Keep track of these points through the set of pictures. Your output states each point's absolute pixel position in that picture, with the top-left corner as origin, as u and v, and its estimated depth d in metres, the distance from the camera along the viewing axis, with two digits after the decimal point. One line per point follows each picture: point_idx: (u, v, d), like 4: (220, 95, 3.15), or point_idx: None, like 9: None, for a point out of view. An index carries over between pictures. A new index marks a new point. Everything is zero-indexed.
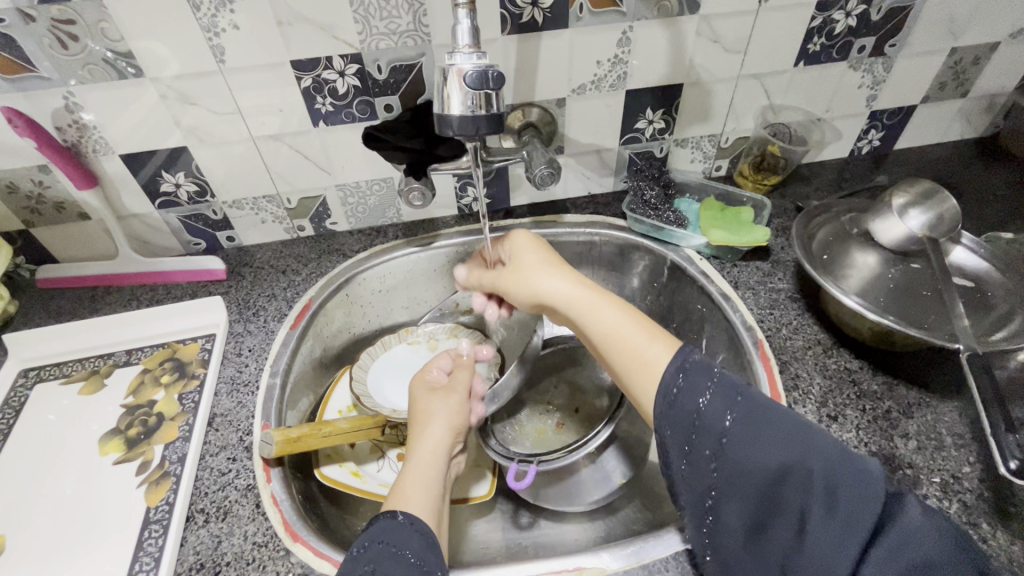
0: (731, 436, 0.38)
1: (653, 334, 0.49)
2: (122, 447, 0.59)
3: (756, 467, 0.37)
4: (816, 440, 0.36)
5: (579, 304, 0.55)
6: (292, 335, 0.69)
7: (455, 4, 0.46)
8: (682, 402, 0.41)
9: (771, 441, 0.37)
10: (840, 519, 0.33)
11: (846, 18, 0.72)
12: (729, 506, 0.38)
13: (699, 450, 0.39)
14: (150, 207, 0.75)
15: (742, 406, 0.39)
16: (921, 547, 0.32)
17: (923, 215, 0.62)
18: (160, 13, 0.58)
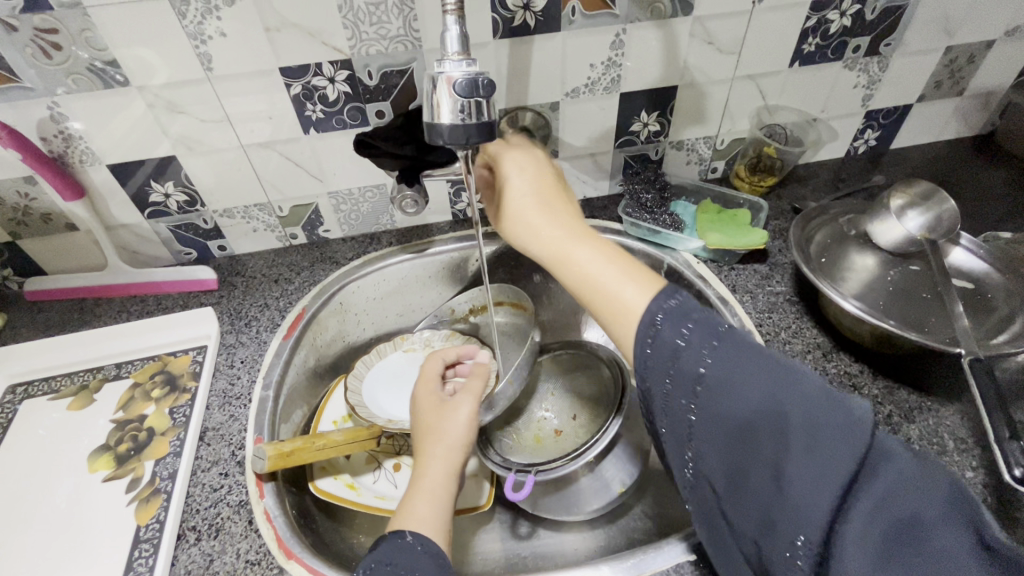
0: (704, 379, 0.38)
1: (631, 274, 0.48)
2: (111, 464, 0.58)
3: (732, 406, 0.36)
4: (795, 381, 0.35)
5: (562, 254, 0.54)
6: (285, 345, 0.68)
7: (444, 10, 0.45)
8: (664, 333, 0.41)
9: (749, 381, 0.36)
10: (815, 463, 0.31)
11: (840, 18, 0.71)
12: (708, 450, 0.37)
13: (679, 392, 0.39)
14: (139, 217, 0.74)
15: (718, 348, 0.38)
16: (909, 498, 0.29)
17: (921, 216, 0.63)
18: (146, 21, 0.57)
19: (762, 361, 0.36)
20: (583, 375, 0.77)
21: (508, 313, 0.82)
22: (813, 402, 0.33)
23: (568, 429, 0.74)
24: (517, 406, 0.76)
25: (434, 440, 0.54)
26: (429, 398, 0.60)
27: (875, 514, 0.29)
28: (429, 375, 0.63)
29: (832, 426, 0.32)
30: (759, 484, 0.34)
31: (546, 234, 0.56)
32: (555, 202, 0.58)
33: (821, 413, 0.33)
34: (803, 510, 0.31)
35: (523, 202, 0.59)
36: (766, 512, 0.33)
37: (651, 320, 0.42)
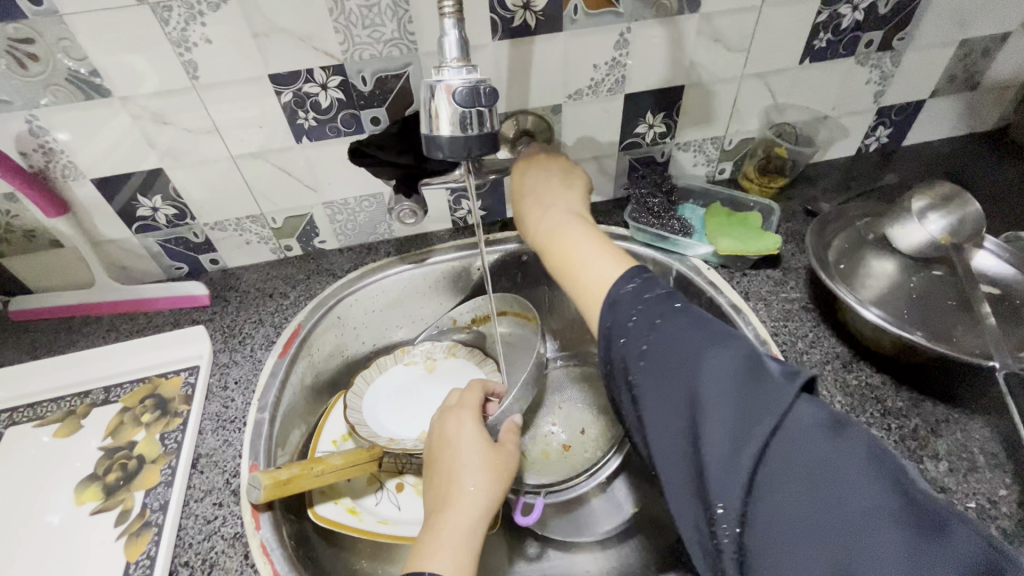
0: (646, 354, 0.41)
1: (603, 254, 0.52)
2: (100, 495, 0.55)
3: (675, 359, 0.40)
4: (722, 355, 0.38)
5: (552, 237, 0.57)
6: (280, 363, 0.66)
7: (441, 12, 0.42)
8: (626, 302, 0.46)
9: (688, 340, 0.40)
10: (732, 427, 0.34)
11: (852, 12, 0.68)
12: (649, 397, 0.40)
13: (633, 348, 0.43)
14: (127, 232, 0.71)
15: (662, 325, 0.42)
16: (814, 455, 0.32)
17: (943, 219, 0.60)
18: (127, 28, 0.54)
19: (697, 338, 0.40)
20: (590, 390, 0.75)
21: (512, 323, 0.79)
22: (735, 373, 0.36)
23: (577, 444, 0.70)
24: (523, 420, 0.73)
25: (475, 476, 0.50)
26: (471, 426, 0.55)
27: (782, 471, 0.32)
28: (473, 403, 0.59)
29: (751, 394, 0.35)
30: (687, 455, 0.36)
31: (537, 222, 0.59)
32: (559, 194, 0.61)
33: (741, 385, 0.36)
34: (724, 475, 0.33)
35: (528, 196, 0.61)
36: (693, 484, 0.35)
37: (613, 297, 0.47)
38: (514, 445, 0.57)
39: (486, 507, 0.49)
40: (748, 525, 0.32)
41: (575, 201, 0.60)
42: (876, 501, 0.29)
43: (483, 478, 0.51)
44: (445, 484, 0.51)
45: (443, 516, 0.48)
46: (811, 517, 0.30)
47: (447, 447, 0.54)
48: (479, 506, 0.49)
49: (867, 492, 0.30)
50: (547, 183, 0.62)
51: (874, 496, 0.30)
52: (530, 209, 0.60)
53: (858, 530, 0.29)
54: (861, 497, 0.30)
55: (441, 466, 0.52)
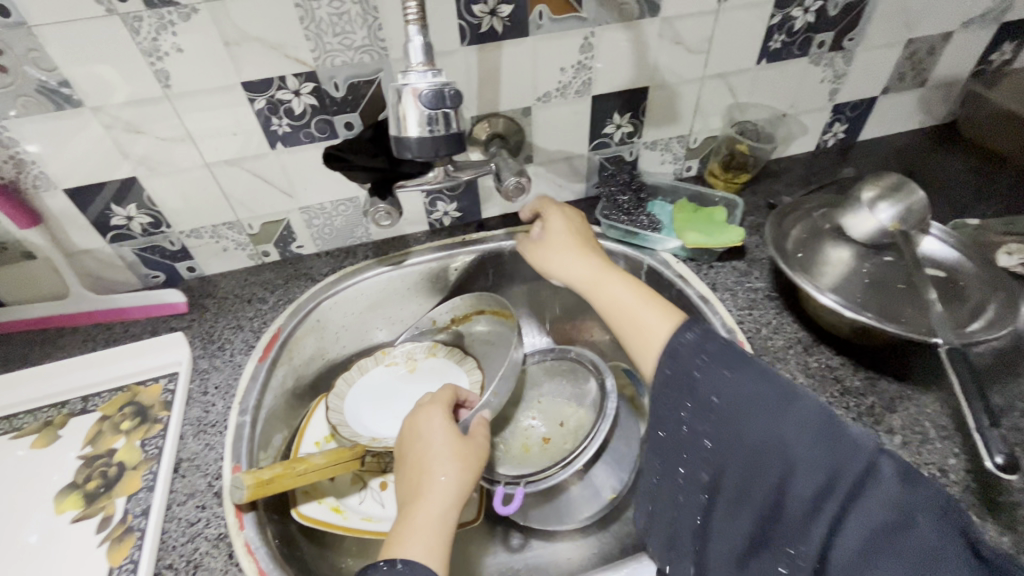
0: (715, 409, 0.41)
1: (653, 301, 0.53)
2: (80, 503, 0.55)
3: (744, 419, 0.39)
4: (801, 411, 0.37)
5: (594, 280, 0.61)
6: (261, 367, 0.66)
7: (406, 19, 0.43)
8: (685, 353, 0.44)
9: (755, 399, 0.39)
10: (811, 489, 0.35)
11: (804, 14, 0.72)
12: (721, 455, 0.40)
13: (698, 402, 0.42)
14: (101, 242, 0.71)
15: (728, 376, 0.41)
16: (896, 508, 0.33)
17: (893, 207, 0.63)
18: (98, 38, 0.55)
19: (768, 391, 0.39)
20: (567, 382, 0.76)
21: (491, 321, 0.81)
22: (814, 431, 0.36)
23: (557, 437, 0.72)
24: (504, 415, 0.75)
25: (446, 466, 0.53)
26: (441, 420, 0.57)
27: (863, 525, 0.33)
28: (444, 400, 0.61)
29: (833, 452, 0.35)
30: (765, 508, 0.37)
31: (574, 266, 0.64)
32: (588, 247, 0.66)
33: (821, 443, 0.36)
34: (807, 533, 0.35)
35: (559, 241, 0.67)
36: (770, 536, 0.37)
37: (671, 347, 0.45)
38: (485, 438, 0.59)
39: (457, 497, 0.51)
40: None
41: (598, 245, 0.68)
42: (954, 554, 0.31)
43: (454, 468, 0.53)
44: (416, 476, 0.52)
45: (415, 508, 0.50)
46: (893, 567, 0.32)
47: (418, 441, 0.56)
48: (450, 495, 0.51)
49: (942, 543, 0.32)
50: (573, 229, 0.69)
51: (950, 548, 0.32)
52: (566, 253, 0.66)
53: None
54: (939, 549, 0.32)
55: (413, 461, 0.54)
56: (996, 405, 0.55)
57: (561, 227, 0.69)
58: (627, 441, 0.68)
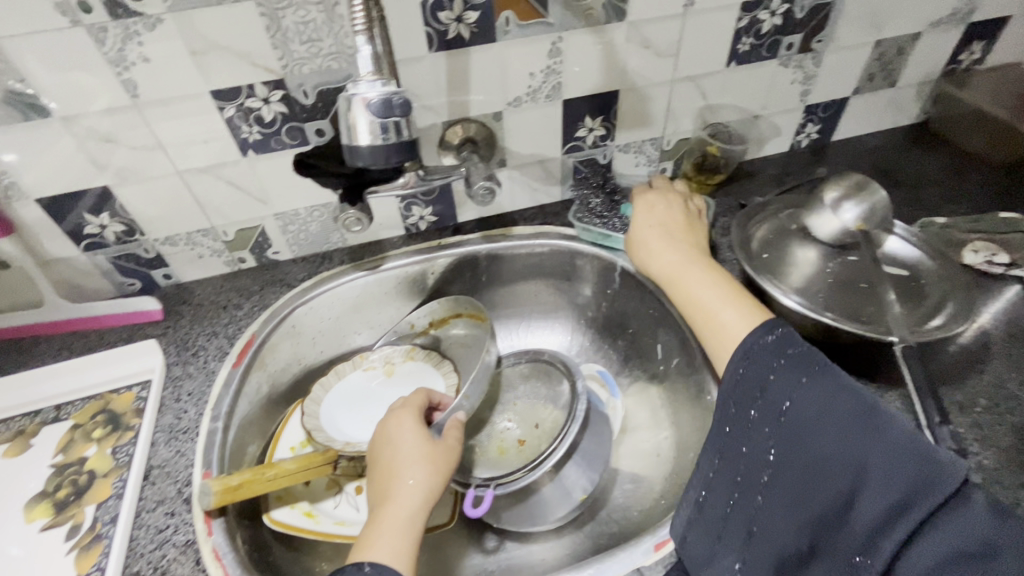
0: (789, 414, 0.45)
1: (733, 304, 0.57)
2: (50, 511, 0.55)
3: (820, 424, 0.43)
4: (878, 427, 0.40)
5: (680, 275, 0.62)
6: (234, 373, 0.67)
7: (353, 29, 0.44)
8: (761, 354, 0.49)
9: (836, 410, 0.42)
10: (884, 497, 0.37)
11: (771, 17, 0.73)
12: (792, 455, 0.44)
13: (777, 403, 0.46)
14: (75, 251, 0.71)
15: (806, 385, 0.45)
16: (979, 534, 0.34)
17: (857, 207, 0.63)
18: (64, 49, 0.55)
19: (850, 406, 0.42)
20: (542, 383, 0.77)
21: (468, 324, 0.82)
22: (890, 447, 0.39)
23: (532, 439, 0.72)
24: (481, 417, 0.76)
25: (413, 469, 0.53)
26: (411, 424, 0.57)
27: (932, 540, 0.35)
28: (416, 404, 0.61)
29: (907, 467, 0.38)
30: (829, 513, 0.40)
31: (662, 258, 0.64)
32: (689, 244, 0.65)
33: (893, 458, 0.38)
34: (871, 536, 0.37)
35: (650, 231, 0.67)
36: (827, 536, 0.40)
37: (747, 346, 0.50)
38: (458, 439, 0.59)
39: (426, 499, 0.52)
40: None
41: (698, 240, 0.66)
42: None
43: (422, 472, 0.53)
44: (385, 481, 0.53)
45: (386, 508, 0.50)
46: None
47: (389, 445, 0.56)
48: (417, 499, 0.51)
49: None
50: (664, 219, 0.68)
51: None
52: (653, 245, 0.66)
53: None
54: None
55: (382, 466, 0.55)
56: (957, 402, 0.56)
57: (660, 215, 0.68)
58: (599, 442, 0.68)
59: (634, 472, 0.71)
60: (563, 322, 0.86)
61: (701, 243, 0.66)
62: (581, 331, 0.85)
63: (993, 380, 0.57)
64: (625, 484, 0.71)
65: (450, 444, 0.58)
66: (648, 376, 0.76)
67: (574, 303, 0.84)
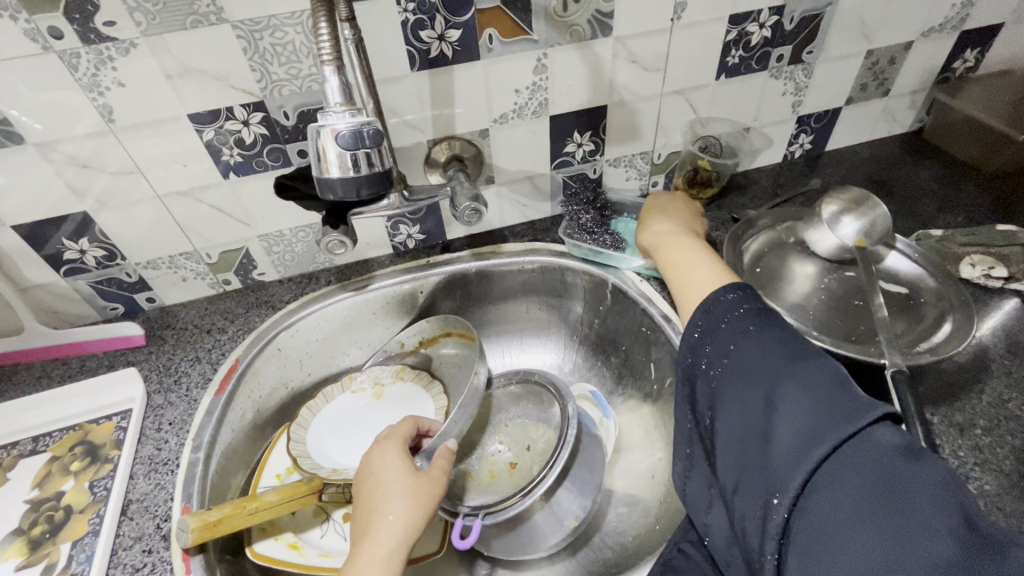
0: (731, 357, 0.49)
1: (706, 265, 0.60)
2: (24, 550, 0.54)
3: (756, 365, 0.46)
4: (810, 369, 0.44)
5: (666, 241, 0.66)
6: (216, 402, 0.65)
7: (321, 59, 0.44)
8: (722, 308, 0.52)
9: (771, 354, 0.46)
10: (802, 427, 0.41)
11: (760, 29, 0.72)
12: (729, 389, 0.47)
13: (723, 348, 0.50)
14: (54, 277, 0.70)
15: (752, 333, 0.49)
16: (884, 469, 0.37)
17: (857, 221, 0.62)
18: (35, 76, 0.54)
19: (784, 351, 0.46)
20: (533, 404, 0.75)
21: (458, 343, 0.80)
22: (816, 388, 0.42)
23: (523, 462, 0.70)
24: (471, 440, 0.74)
25: (395, 504, 0.52)
26: (396, 455, 0.56)
27: (846, 476, 0.37)
28: (401, 435, 0.59)
29: (829, 404, 0.41)
30: (754, 448, 0.43)
31: (655, 230, 0.69)
32: (686, 225, 0.69)
33: (817, 395, 0.42)
34: (791, 464, 0.40)
35: (655, 213, 0.72)
36: (753, 465, 0.43)
37: (710, 301, 0.53)
38: (444, 469, 0.57)
39: (407, 534, 0.50)
40: (804, 504, 0.39)
41: (695, 224, 0.70)
42: (941, 520, 0.34)
43: (404, 506, 0.52)
44: (366, 515, 0.52)
45: (365, 542, 0.50)
46: (872, 517, 0.35)
47: (371, 477, 0.55)
48: (396, 533, 0.50)
49: (934, 512, 0.34)
50: (673, 207, 0.73)
51: (941, 516, 0.34)
52: (654, 221, 0.70)
53: (911, 538, 0.34)
54: (930, 517, 0.34)
55: (365, 499, 0.53)
56: (956, 423, 0.54)
57: (665, 204, 0.73)
58: (591, 467, 0.66)
59: (628, 494, 0.70)
60: (555, 340, 0.84)
61: (697, 228, 0.70)
62: (573, 348, 0.83)
63: (993, 400, 0.56)
64: (620, 507, 0.69)
65: (439, 476, 0.56)
66: (641, 395, 0.75)
67: (565, 319, 0.83)
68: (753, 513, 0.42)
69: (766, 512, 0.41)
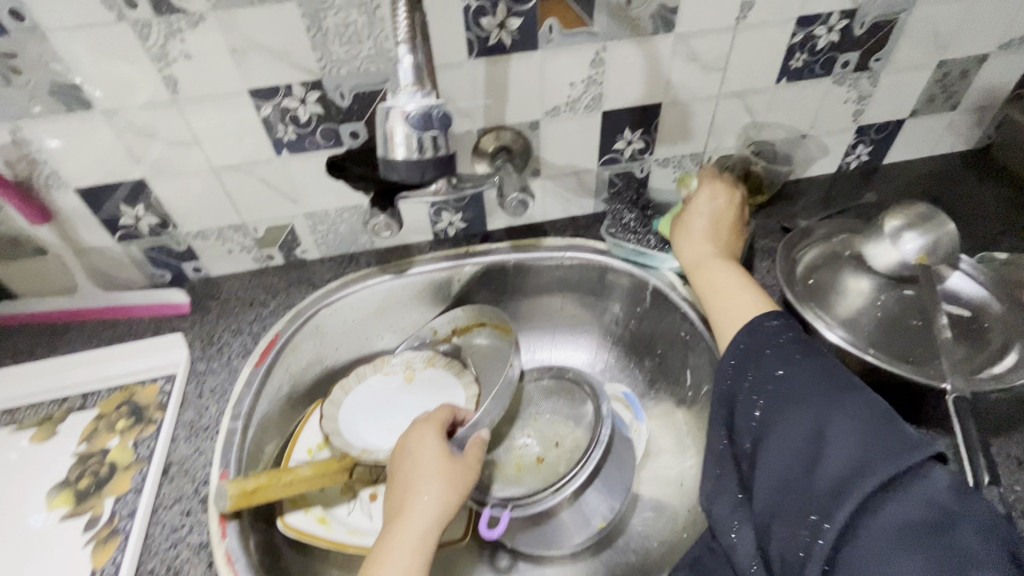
0: (777, 382, 0.47)
1: (750, 290, 0.59)
2: (71, 501, 0.56)
3: (804, 392, 0.45)
4: (859, 400, 0.43)
5: (707, 261, 0.64)
6: (256, 373, 0.66)
7: (398, 39, 0.44)
8: (765, 333, 0.51)
9: (820, 384, 0.45)
10: (851, 453, 0.40)
11: (828, 33, 0.69)
12: (774, 413, 0.46)
13: (769, 371, 0.48)
14: (110, 241, 0.72)
15: (798, 362, 0.48)
16: (932, 496, 0.37)
17: (920, 238, 0.58)
18: (107, 43, 0.56)
19: (831, 379, 0.45)
20: (563, 401, 0.75)
21: (491, 334, 0.80)
22: (867, 418, 0.41)
23: (551, 458, 0.71)
24: (499, 431, 0.74)
25: (429, 485, 0.52)
26: (433, 440, 0.56)
27: (897, 505, 0.37)
28: (438, 420, 0.60)
29: (879, 433, 0.40)
30: (800, 473, 0.42)
31: (696, 245, 0.66)
32: (728, 243, 0.66)
33: (868, 425, 0.41)
34: (839, 489, 0.39)
35: (701, 220, 0.68)
36: (796, 487, 0.41)
37: (753, 325, 0.52)
38: (477, 456, 0.57)
39: (440, 516, 0.51)
40: (853, 531, 0.37)
41: (733, 241, 0.67)
42: (989, 553, 0.34)
43: (438, 488, 0.52)
44: (400, 496, 0.52)
45: (399, 523, 0.50)
46: (923, 549, 0.35)
47: (407, 458, 0.55)
48: (430, 515, 0.50)
49: (983, 546, 0.35)
50: (721, 213, 0.69)
51: (989, 551, 0.34)
52: (696, 233, 0.67)
53: (963, 568, 0.34)
54: (977, 550, 0.34)
55: (398, 480, 0.54)
56: (1012, 456, 0.52)
57: (708, 209, 0.69)
58: (621, 469, 0.66)
59: (655, 499, 0.69)
60: (588, 338, 0.83)
61: (736, 245, 0.67)
62: (606, 348, 0.82)
63: None
64: (646, 512, 0.68)
65: (472, 462, 0.56)
66: (675, 400, 0.73)
67: (602, 318, 0.82)
68: (792, 539, 0.40)
69: (809, 539, 0.39)
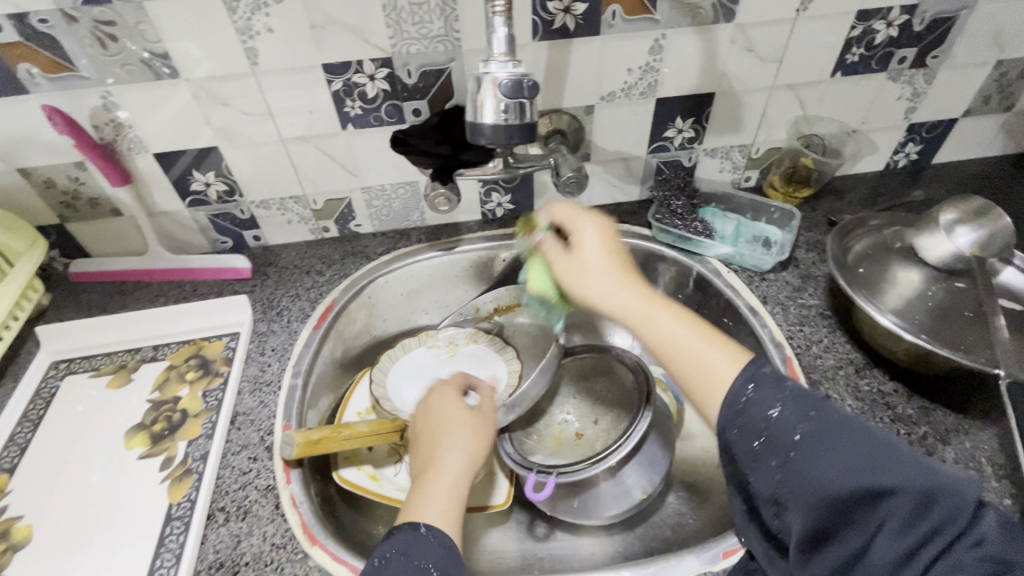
0: (797, 452, 0.35)
1: (714, 340, 0.45)
2: (147, 442, 0.60)
3: (830, 461, 0.34)
4: (898, 458, 0.32)
5: (638, 310, 0.49)
6: (314, 335, 0.70)
7: (492, 10, 0.47)
8: (751, 404, 0.39)
9: (849, 448, 0.33)
10: (903, 538, 0.30)
11: (887, 28, 0.70)
12: (796, 489, 0.35)
13: (780, 441, 0.36)
14: (181, 206, 0.76)
15: (817, 422, 0.35)
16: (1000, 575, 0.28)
17: (973, 232, 0.58)
18: (196, 14, 0.59)
19: (858, 436, 0.34)
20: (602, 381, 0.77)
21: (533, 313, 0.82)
22: (913, 488, 0.31)
23: (590, 433, 0.73)
24: (539, 406, 0.76)
25: (457, 439, 0.55)
26: (458, 405, 0.60)
27: None
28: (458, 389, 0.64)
29: (930, 504, 0.30)
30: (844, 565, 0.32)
31: (613, 293, 0.51)
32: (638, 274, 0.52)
33: (917, 496, 0.30)
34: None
35: (597, 259, 0.53)
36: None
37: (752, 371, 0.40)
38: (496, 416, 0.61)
39: (469, 466, 0.53)
40: None
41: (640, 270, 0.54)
42: None
43: (465, 442, 0.55)
44: (431, 447, 0.55)
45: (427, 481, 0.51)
46: None
47: (433, 419, 0.58)
48: (460, 466, 0.52)
49: None
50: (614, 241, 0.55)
51: None
52: (602, 280, 0.52)
53: None
54: None
55: (426, 438, 0.57)
56: None
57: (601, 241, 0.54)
58: (663, 445, 0.68)
59: (692, 479, 0.71)
60: None
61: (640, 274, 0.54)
62: None
63: None
64: (681, 491, 0.70)
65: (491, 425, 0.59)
66: None
67: None
68: None
69: None
